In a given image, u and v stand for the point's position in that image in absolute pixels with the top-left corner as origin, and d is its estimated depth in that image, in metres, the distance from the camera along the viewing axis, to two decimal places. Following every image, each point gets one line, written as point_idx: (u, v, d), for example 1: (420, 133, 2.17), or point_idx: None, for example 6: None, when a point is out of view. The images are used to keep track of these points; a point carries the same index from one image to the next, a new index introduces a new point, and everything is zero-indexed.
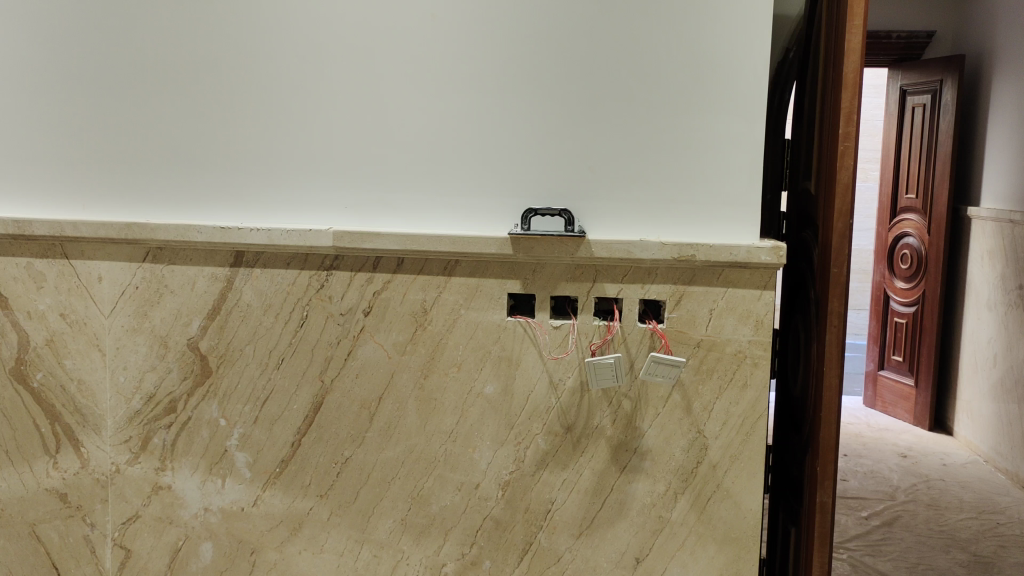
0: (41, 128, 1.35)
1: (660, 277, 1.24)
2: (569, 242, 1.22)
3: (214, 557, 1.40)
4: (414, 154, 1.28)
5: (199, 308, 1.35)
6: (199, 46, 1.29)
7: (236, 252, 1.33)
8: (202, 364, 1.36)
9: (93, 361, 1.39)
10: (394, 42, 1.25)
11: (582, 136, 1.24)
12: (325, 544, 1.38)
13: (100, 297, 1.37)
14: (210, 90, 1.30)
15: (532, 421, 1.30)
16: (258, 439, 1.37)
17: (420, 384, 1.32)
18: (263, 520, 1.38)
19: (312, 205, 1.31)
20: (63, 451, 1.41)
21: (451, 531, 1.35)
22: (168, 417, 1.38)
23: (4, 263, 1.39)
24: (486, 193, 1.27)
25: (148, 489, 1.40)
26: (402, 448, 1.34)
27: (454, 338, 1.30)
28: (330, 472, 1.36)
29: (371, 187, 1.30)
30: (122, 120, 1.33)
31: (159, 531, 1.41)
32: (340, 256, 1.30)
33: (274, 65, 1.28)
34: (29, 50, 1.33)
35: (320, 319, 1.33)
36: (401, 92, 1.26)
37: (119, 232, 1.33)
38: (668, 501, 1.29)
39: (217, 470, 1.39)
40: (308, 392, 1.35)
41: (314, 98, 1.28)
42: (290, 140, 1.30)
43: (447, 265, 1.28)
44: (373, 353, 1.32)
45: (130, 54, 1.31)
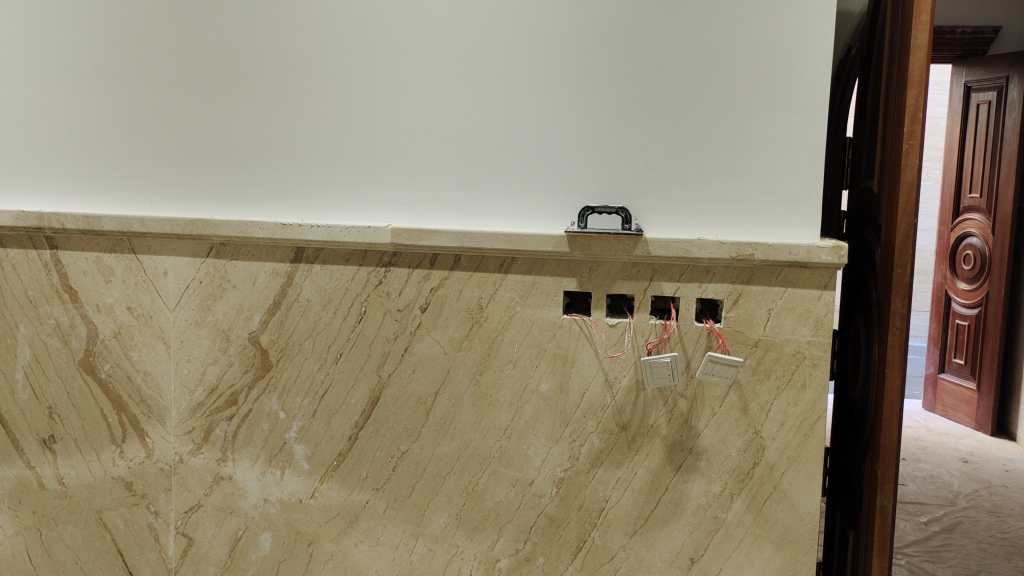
0: (110, 126, 1.39)
1: (717, 276, 1.23)
2: (626, 241, 1.22)
3: (273, 547, 1.43)
4: (472, 152, 1.29)
5: (260, 302, 1.38)
6: (263, 46, 1.32)
7: (297, 248, 1.35)
8: (263, 358, 1.39)
9: (159, 354, 1.42)
10: (454, 41, 1.26)
11: (641, 135, 1.23)
12: (381, 537, 1.40)
13: (165, 292, 1.40)
14: (273, 89, 1.33)
15: (587, 419, 1.30)
16: (316, 432, 1.39)
17: (476, 380, 1.33)
18: (320, 512, 1.41)
19: (371, 203, 1.33)
20: (128, 441, 1.45)
21: (505, 527, 1.36)
22: (229, 409, 1.41)
23: (74, 257, 1.41)
24: (544, 191, 1.28)
25: (210, 479, 1.43)
26: (457, 443, 1.35)
27: (509, 335, 1.31)
28: (386, 466, 1.38)
29: (428, 184, 1.31)
30: (188, 118, 1.36)
31: (220, 520, 1.44)
32: (397, 253, 1.32)
33: (335, 65, 1.30)
34: (99, 48, 1.37)
35: (377, 314, 1.34)
36: (460, 91, 1.27)
37: (184, 228, 1.36)
38: (724, 501, 1.28)
39: (276, 462, 1.41)
40: (366, 387, 1.37)
41: (374, 96, 1.30)
42: (351, 138, 1.32)
43: (503, 262, 1.29)
44: (429, 349, 1.34)
45: (196, 54, 1.34)
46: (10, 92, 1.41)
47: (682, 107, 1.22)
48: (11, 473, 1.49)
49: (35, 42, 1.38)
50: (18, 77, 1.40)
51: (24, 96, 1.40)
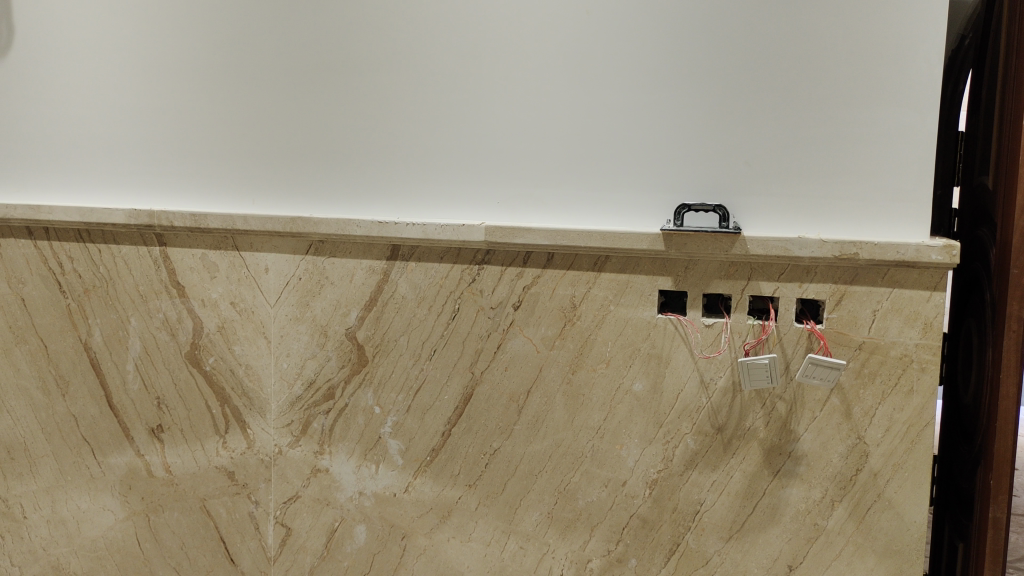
0: (215, 126, 1.43)
1: (819, 276, 1.19)
2: (724, 239, 1.20)
3: (368, 540, 1.45)
4: (567, 149, 1.28)
5: (357, 299, 1.40)
6: (362, 46, 1.34)
7: (393, 246, 1.37)
8: (360, 353, 1.42)
9: (260, 348, 1.46)
10: (549, 40, 1.25)
11: (740, 130, 1.21)
12: (473, 533, 1.40)
13: (267, 288, 1.44)
14: (371, 87, 1.35)
15: (681, 420, 1.28)
16: (410, 427, 1.41)
17: (568, 379, 1.32)
18: (414, 507, 1.42)
19: (466, 202, 1.34)
20: (231, 432, 1.49)
21: (597, 527, 1.35)
22: (326, 403, 1.44)
23: (181, 254, 1.46)
24: (639, 189, 1.26)
25: (307, 471, 1.46)
26: (549, 442, 1.35)
27: (603, 333, 1.30)
28: (479, 463, 1.39)
29: (522, 182, 1.31)
30: (290, 117, 1.39)
31: (317, 511, 1.47)
32: (491, 250, 1.32)
33: (432, 63, 1.31)
34: (207, 51, 1.41)
35: (471, 311, 1.35)
36: (555, 88, 1.27)
37: (284, 226, 1.39)
38: (825, 508, 1.24)
39: (371, 455, 1.44)
40: (459, 383, 1.38)
41: (470, 94, 1.31)
42: (447, 137, 1.33)
43: (597, 261, 1.28)
44: (522, 346, 1.34)
45: (298, 55, 1.37)
46: (123, 94, 1.46)
47: (783, 102, 1.18)
48: (121, 460, 1.54)
49: (147, 47, 1.43)
50: (130, 80, 1.45)
51: (136, 98, 1.45)
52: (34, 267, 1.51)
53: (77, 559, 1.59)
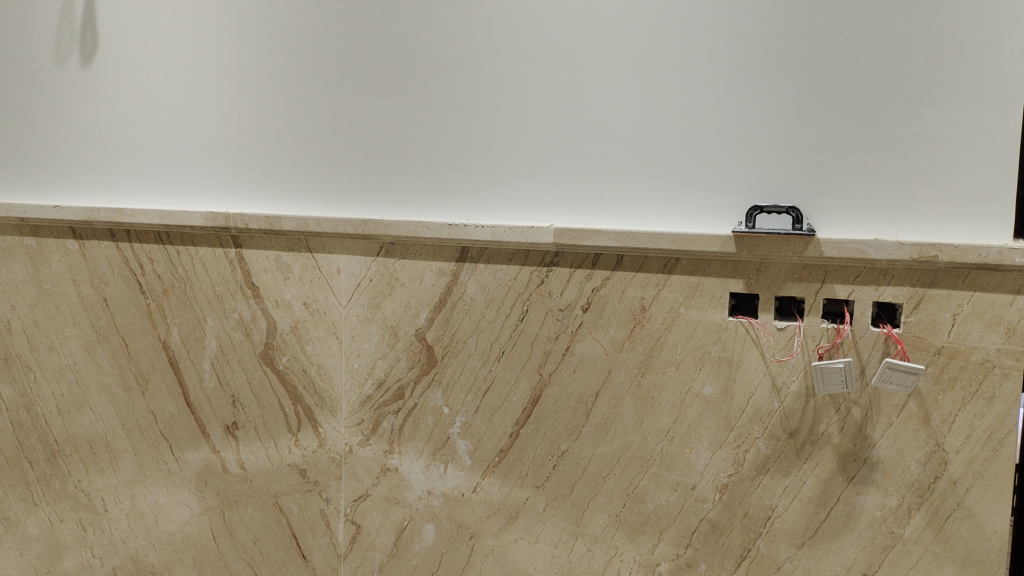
0: (289, 130, 1.46)
1: (895, 279, 1.17)
2: (798, 241, 1.18)
3: (436, 539, 1.46)
4: (638, 151, 1.28)
5: (427, 300, 1.42)
6: (434, 50, 1.36)
7: (462, 248, 1.38)
8: (429, 354, 1.44)
9: (332, 348, 1.49)
10: (620, 42, 1.26)
11: (814, 131, 1.19)
12: (541, 535, 1.41)
13: (338, 289, 1.46)
14: (442, 91, 1.36)
15: (753, 424, 1.27)
16: (479, 427, 1.42)
17: (637, 381, 1.32)
18: (482, 507, 1.43)
19: (535, 205, 1.34)
20: (303, 430, 1.52)
21: (666, 531, 1.34)
22: (396, 403, 1.46)
23: (256, 255, 1.49)
24: (711, 191, 1.25)
25: (377, 469, 1.48)
26: (617, 444, 1.34)
27: (673, 336, 1.29)
28: (547, 464, 1.39)
29: (592, 184, 1.31)
30: (362, 121, 1.42)
31: (386, 510, 1.49)
32: (560, 252, 1.33)
33: (503, 65, 1.33)
34: (281, 57, 1.44)
35: (539, 313, 1.36)
36: (625, 90, 1.27)
37: (356, 228, 1.41)
38: (901, 516, 1.22)
39: (440, 455, 1.45)
40: (527, 384, 1.38)
41: (539, 96, 1.32)
42: (516, 139, 1.34)
43: (667, 263, 1.27)
44: (591, 348, 1.34)
45: (371, 60, 1.39)
46: (201, 100, 1.50)
47: (860, 101, 1.17)
48: (197, 456, 1.58)
49: (224, 53, 1.47)
50: (208, 85, 1.49)
51: (213, 103, 1.49)
52: (116, 267, 1.56)
53: (154, 552, 1.63)
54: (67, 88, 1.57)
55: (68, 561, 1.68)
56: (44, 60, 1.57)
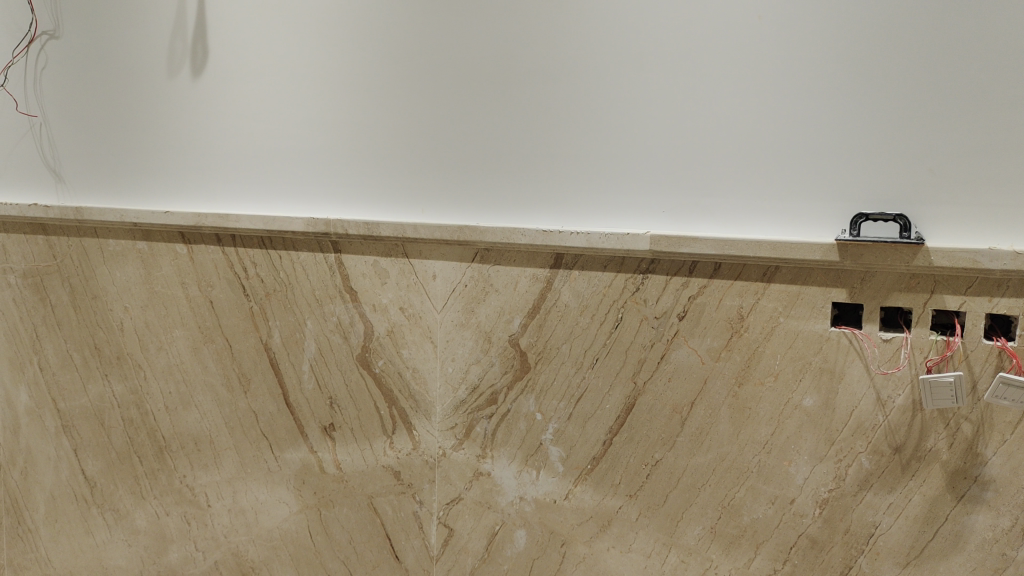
0: (387, 138, 1.49)
1: (1010, 290, 1.12)
2: (905, 250, 1.15)
3: (528, 545, 1.47)
4: (737, 156, 1.26)
5: (521, 306, 1.43)
6: (531, 58, 1.37)
7: (557, 254, 1.38)
8: (522, 360, 1.44)
9: (427, 351, 1.51)
10: (720, 47, 1.25)
11: (924, 136, 1.16)
12: (633, 544, 1.39)
13: (434, 294, 1.48)
14: (538, 98, 1.37)
15: (855, 438, 1.23)
16: (572, 434, 1.42)
17: (734, 392, 1.30)
18: (574, 514, 1.43)
19: (631, 212, 1.34)
20: (398, 432, 1.54)
21: (763, 545, 1.31)
22: (489, 408, 1.47)
23: (354, 260, 1.52)
24: (813, 197, 1.23)
25: (470, 473, 1.49)
26: (713, 455, 1.32)
27: (772, 346, 1.27)
28: (640, 473, 1.38)
29: (689, 190, 1.30)
30: (458, 128, 1.44)
31: (478, 514, 1.49)
32: (656, 259, 1.32)
33: (598, 71, 1.33)
34: (380, 66, 1.47)
35: (634, 320, 1.35)
36: (725, 95, 1.26)
37: (452, 234, 1.43)
38: (1014, 538, 1.16)
39: (532, 461, 1.45)
40: (621, 393, 1.38)
41: (636, 102, 1.31)
42: (612, 145, 1.34)
43: (766, 271, 1.25)
44: (686, 357, 1.32)
45: (468, 68, 1.41)
46: (303, 109, 1.54)
47: (971, 105, 1.13)
48: (295, 456, 1.62)
49: (325, 64, 1.51)
50: (309, 94, 1.53)
51: (315, 113, 1.53)
52: (221, 270, 1.62)
53: (254, 548, 1.68)
54: (177, 99, 1.64)
55: (173, 554, 1.74)
56: (157, 72, 1.64)
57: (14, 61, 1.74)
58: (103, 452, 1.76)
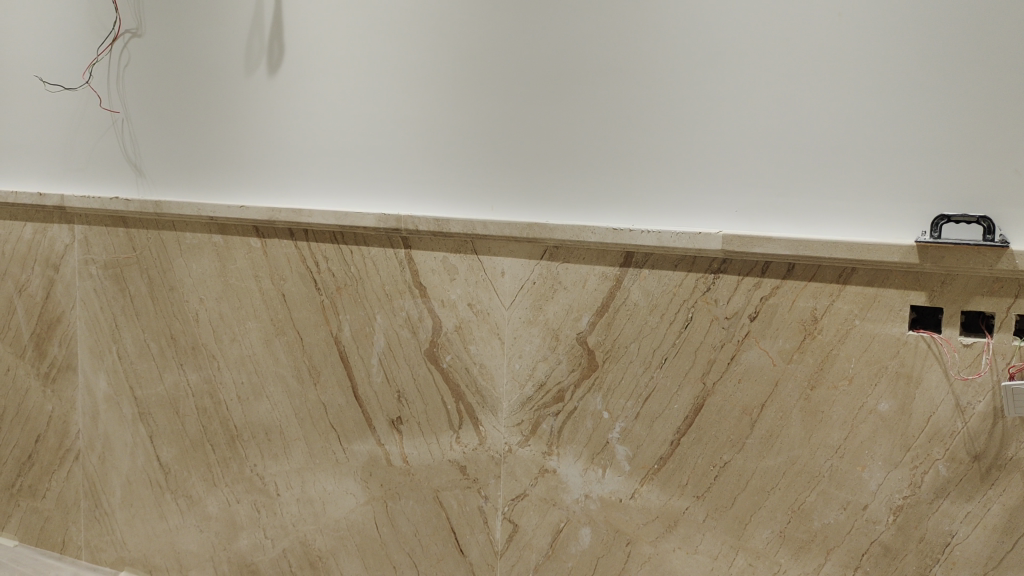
0: (458, 135, 1.50)
1: None
2: (988, 253, 1.12)
3: (592, 543, 1.47)
4: (814, 155, 1.25)
5: (590, 304, 1.43)
6: (604, 55, 1.36)
7: (627, 253, 1.38)
8: (590, 358, 1.44)
9: (494, 348, 1.51)
10: (797, 45, 1.23)
11: (1009, 137, 1.13)
12: (700, 546, 1.38)
13: (502, 291, 1.49)
14: (611, 96, 1.37)
15: (932, 445, 1.21)
16: (639, 434, 1.41)
17: (806, 395, 1.28)
18: (640, 514, 1.42)
19: (703, 212, 1.33)
20: (464, 427, 1.55)
21: (834, 550, 1.29)
22: (556, 405, 1.48)
23: (424, 256, 1.54)
24: (893, 198, 1.21)
25: (535, 470, 1.50)
26: (783, 458, 1.31)
27: (847, 349, 1.25)
28: (708, 474, 1.37)
29: (763, 189, 1.29)
30: (529, 126, 1.44)
31: (543, 511, 1.50)
32: (728, 259, 1.31)
33: (672, 70, 1.32)
34: (452, 64, 1.48)
35: (704, 320, 1.34)
36: (802, 94, 1.24)
37: (522, 231, 1.43)
38: None
39: (598, 459, 1.45)
40: (690, 393, 1.37)
41: (710, 101, 1.30)
42: (685, 144, 1.33)
43: (842, 273, 1.24)
44: (757, 359, 1.31)
45: (540, 65, 1.42)
46: (375, 106, 1.56)
47: None
48: (363, 448, 1.64)
49: (399, 62, 1.53)
50: (382, 92, 1.55)
51: (387, 110, 1.55)
52: (294, 265, 1.65)
53: (321, 537, 1.70)
54: (253, 96, 1.67)
55: (243, 541, 1.78)
56: (234, 70, 1.68)
57: (98, 59, 1.80)
58: (177, 440, 1.81)
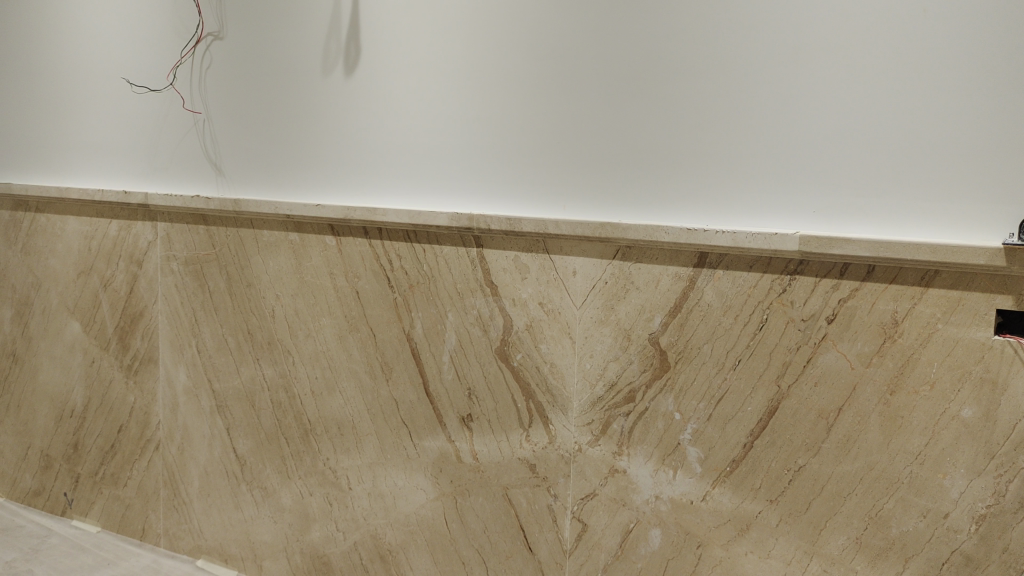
0: (532, 134, 1.51)
1: None
2: None
3: (662, 544, 1.46)
4: (896, 155, 1.22)
5: (662, 304, 1.42)
6: (680, 54, 1.36)
7: (700, 253, 1.37)
8: (662, 359, 1.43)
9: (565, 347, 1.52)
10: (879, 42, 1.21)
11: None
12: (773, 550, 1.37)
13: (574, 290, 1.49)
14: (685, 95, 1.36)
15: (1018, 453, 1.18)
16: (711, 436, 1.40)
17: (885, 399, 1.26)
18: (711, 516, 1.41)
19: (780, 212, 1.31)
20: (534, 426, 1.56)
21: (912, 559, 1.26)
22: (627, 405, 1.47)
23: (496, 255, 1.55)
24: (979, 200, 1.18)
25: (605, 470, 1.50)
26: (860, 464, 1.29)
27: (928, 353, 1.22)
28: (782, 478, 1.35)
29: (843, 190, 1.26)
30: (602, 126, 1.44)
31: (613, 510, 1.50)
32: (805, 260, 1.29)
33: (749, 69, 1.31)
34: (526, 64, 1.49)
35: (780, 322, 1.32)
36: (886, 92, 1.21)
37: (594, 231, 1.43)
38: None
39: (669, 461, 1.44)
40: (764, 395, 1.35)
41: (789, 100, 1.28)
42: (762, 143, 1.31)
43: (925, 275, 1.21)
44: (834, 362, 1.29)
45: (614, 65, 1.41)
46: (449, 106, 1.58)
47: None
48: (434, 444, 1.66)
49: (472, 62, 1.54)
50: (455, 92, 1.57)
51: (460, 110, 1.57)
52: (367, 263, 1.67)
53: (392, 531, 1.73)
54: (329, 96, 1.70)
55: (315, 532, 1.82)
56: (311, 71, 1.71)
57: (181, 62, 1.85)
58: (253, 432, 1.86)
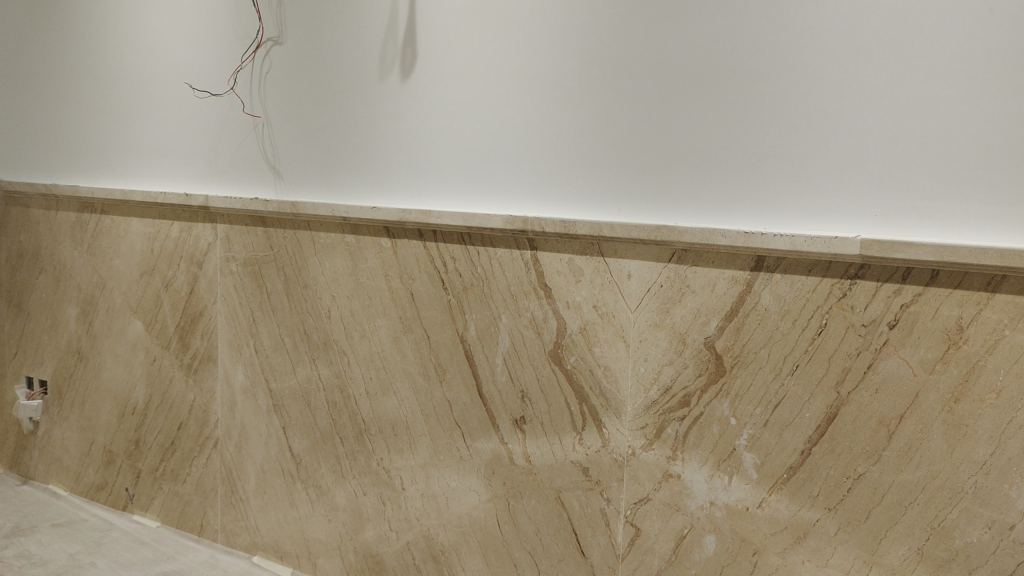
0: (586, 137, 1.51)
1: None
2: None
3: (717, 551, 1.45)
4: (962, 159, 1.20)
5: (718, 308, 1.41)
6: (737, 56, 1.35)
7: (758, 257, 1.36)
8: (718, 363, 1.42)
9: (620, 351, 1.51)
10: (944, 43, 1.19)
11: None
12: (831, 559, 1.35)
13: (629, 294, 1.48)
14: (742, 98, 1.35)
15: None
16: (768, 442, 1.38)
17: (949, 407, 1.23)
18: (767, 523, 1.40)
19: (839, 216, 1.29)
20: (587, 429, 1.55)
21: (977, 571, 1.23)
22: (682, 410, 1.46)
23: (550, 257, 1.55)
24: None
25: (659, 474, 1.49)
26: (922, 472, 1.26)
27: (995, 361, 1.19)
28: (841, 486, 1.33)
29: (905, 193, 1.24)
30: (658, 129, 1.43)
31: (666, 516, 1.49)
32: (867, 264, 1.26)
33: (809, 71, 1.29)
34: (581, 67, 1.49)
35: (840, 327, 1.30)
36: (953, 94, 1.19)
37: (650, 233, 1.42)
38: None
39: (725, 466, 1.43)
40: (822, 402, 1.33)
41: (850, 102, 1.26)
42: (822, 146, 1.30)
43: (991, 280, 1.18)
44: (896, 368, 1.26)
45: (670, 68, 1.41)
46: (504, 110, 1.59)
47: None
48: (486, 446, 1.66)
49: (528, 66, 1.55)
50: (510, 95, 1.57)
51: (515, 113, 1.57)
52: (422, 264, 1.69)
53: (444, 532, 1.73)
54: (386, 100, 1.72)
55: (368, 532, 1.83)
56: (368, 75, 1.73)
57: (242, 66, 1.89)
58: (308, 431, 1.88)
